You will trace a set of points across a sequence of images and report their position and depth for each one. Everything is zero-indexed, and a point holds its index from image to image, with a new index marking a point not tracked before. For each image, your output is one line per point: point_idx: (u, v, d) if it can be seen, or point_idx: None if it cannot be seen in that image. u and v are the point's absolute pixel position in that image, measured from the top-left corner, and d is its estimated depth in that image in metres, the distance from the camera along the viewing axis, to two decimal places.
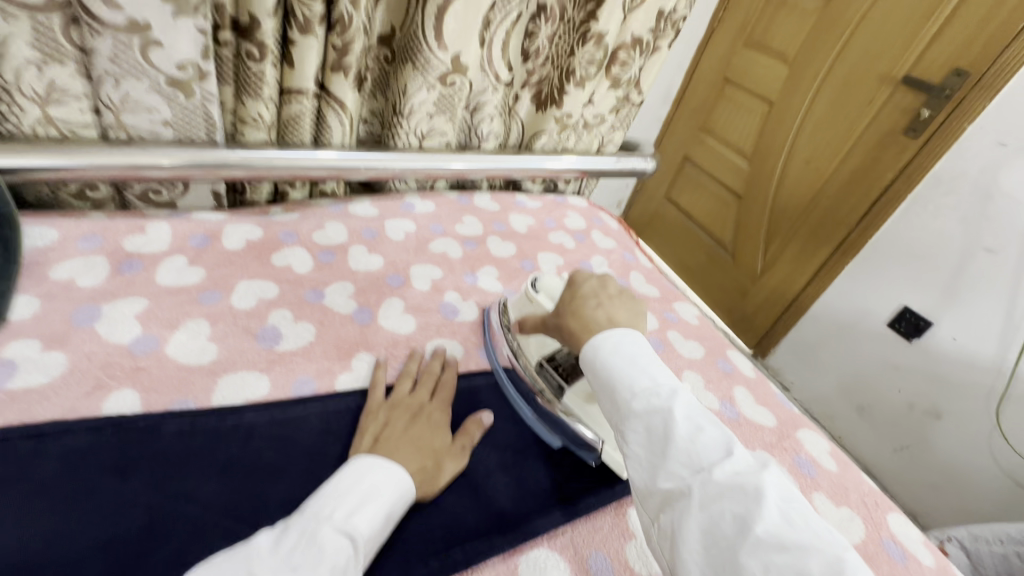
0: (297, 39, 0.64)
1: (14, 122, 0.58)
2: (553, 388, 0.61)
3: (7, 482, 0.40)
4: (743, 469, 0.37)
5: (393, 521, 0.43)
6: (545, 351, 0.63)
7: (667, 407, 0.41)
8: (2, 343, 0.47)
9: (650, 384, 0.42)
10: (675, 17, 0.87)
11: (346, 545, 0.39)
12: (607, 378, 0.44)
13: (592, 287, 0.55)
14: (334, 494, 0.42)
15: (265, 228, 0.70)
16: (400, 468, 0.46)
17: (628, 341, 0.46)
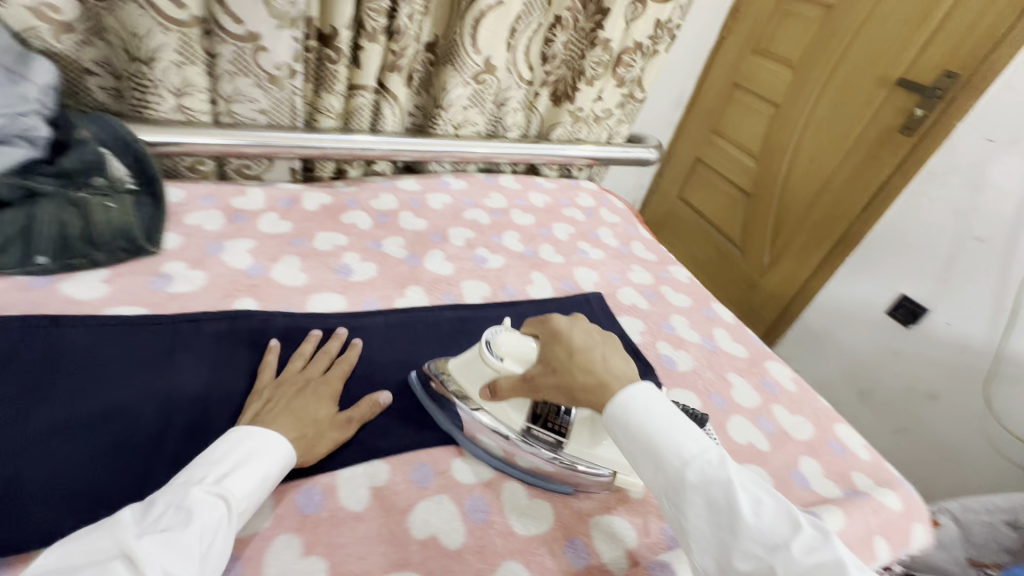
0: (364, 45, 0.82)
1: (155, 109, 0.76)
2: (548, 446, 0.54)
3: (177, 347, 0.57)
4: (815, 541, 0.38)
5: (270, 487, 0.45)
6: (524, 414, 0.55)
7: (724, 476, 0.41)
8: (162, 263, 0.65)
9: (698, 449, 0.42)
10: (671, 26, 1.02)
11: (221, 506, 0.40)
12: (650, 446, 0.44)
13: (582, 339, 0.52)
14: (207, 464, 0.43)
15: (334, 197, 0.87)
16: (274, 433, 0.48)
17: (657, 403, 0.46)
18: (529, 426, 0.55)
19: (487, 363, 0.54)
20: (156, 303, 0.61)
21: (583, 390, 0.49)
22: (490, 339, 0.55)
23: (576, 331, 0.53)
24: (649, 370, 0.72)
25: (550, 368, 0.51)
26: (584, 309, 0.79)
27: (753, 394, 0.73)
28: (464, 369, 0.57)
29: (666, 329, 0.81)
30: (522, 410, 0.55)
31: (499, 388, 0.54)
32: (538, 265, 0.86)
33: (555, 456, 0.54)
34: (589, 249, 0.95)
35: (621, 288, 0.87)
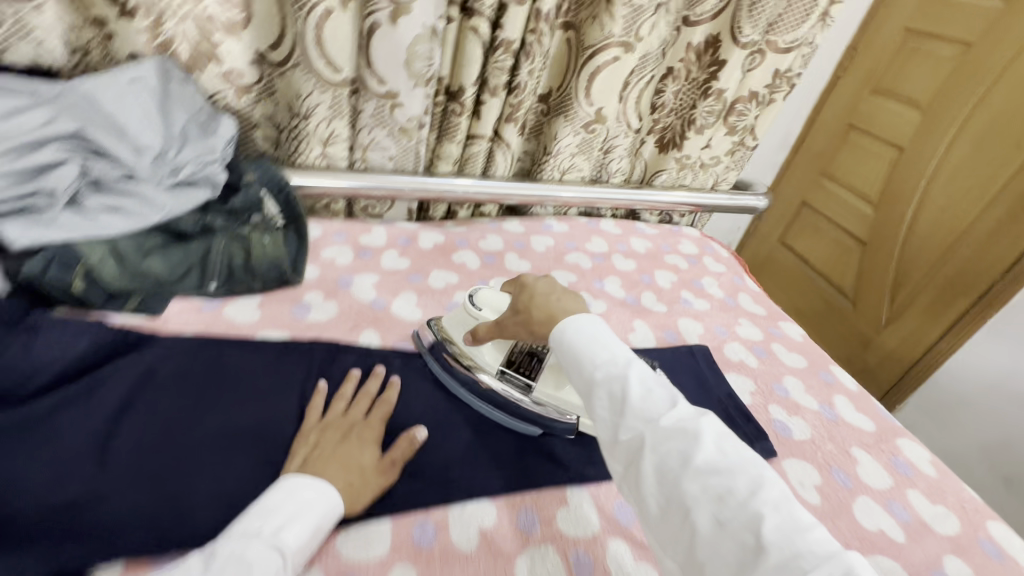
0: (485, 100, 0.88)
1: (305, 156, 0.87)
2: (518, 388, 0.64)
3: (314, 370, 0.63)
4: (685, 417, 0.42)
5: (319, 539, 0.46)
6: (500, 358, 0.65)
7: (624, 373, 0.46)
8: (304, 292, 0.74)
9: (609, 356, 0.47)
10: (790, 75, 0.98)
11: (278, 558, 0.41)
12: (571, 355, 0.49)
13: (547, 288, 0.59)
14: (264, 511, 0.44)
15: (445, 236, 0.93)
16: (324, 483, 0.48)
17: (584, 321, 0.51)
18: (503, 370, 0.64)
19: (469, 313, 0.66)
20: (298, 329, 0.68)
21: (540, 326, 0.56)
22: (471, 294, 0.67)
23: (540, 282, 0.60)
24: (762, 435, 0.67)
25: (515, 310, 0.59)
26: (688, 362, 0.77)
27: (883, 475, 0.66)
28: (449, 322, 0.68)
29: (779, 392, 0.76)
30: (497, 357, 0.65)
31: (479, 334, 0.63)
32: (641, 313, 0.86)
33: (525, 399, 0.63)
34: (692, 299, 0.92)
35: (727, 343, 0.84)
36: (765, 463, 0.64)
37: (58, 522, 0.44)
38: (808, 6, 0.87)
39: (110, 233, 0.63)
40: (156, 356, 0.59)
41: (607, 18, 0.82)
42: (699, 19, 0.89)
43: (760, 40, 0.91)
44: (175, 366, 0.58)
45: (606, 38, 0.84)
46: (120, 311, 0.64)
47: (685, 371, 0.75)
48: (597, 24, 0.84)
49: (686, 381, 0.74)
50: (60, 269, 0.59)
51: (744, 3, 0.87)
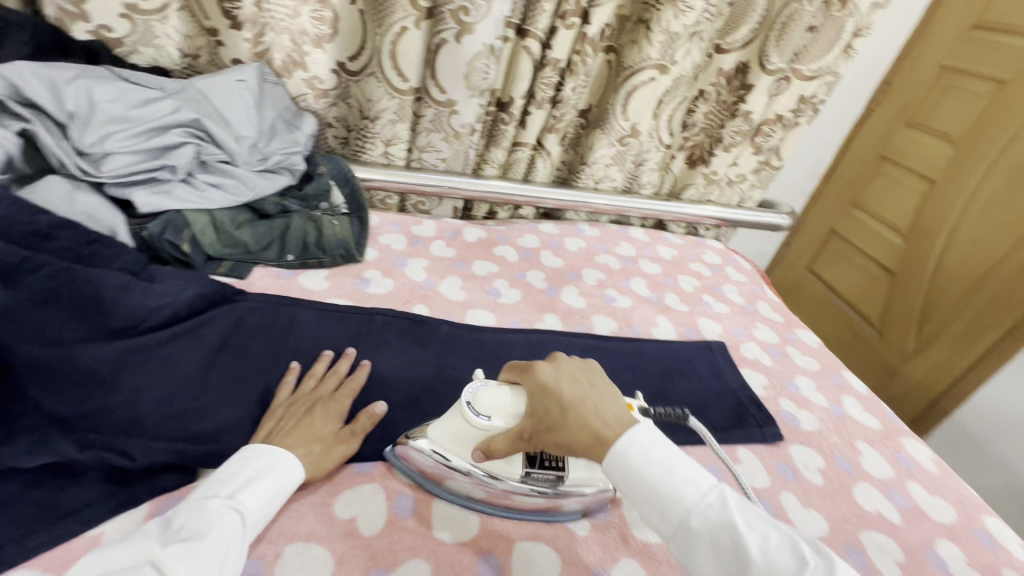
0: (532, 111, 0.98)
1: (369, 153, 0.98)
2: (551, 483, 0.55)
3: (372, 332, 0.72)
4: (818, 570, 0.37)
5: (282, 498, 0.49)
6: (519, 462, 0.54)
7: (724, 516, 0.40)
8: (364, 269, 0.84)
9: (699, 494, 0.41)
10: (815, 101, 1.05)
11: (236, 518, 0.45)
12: (651, 494, 0.42)
13: (574, 390, 0.48)
14: (223, 478, 0.48)
15: (487, 232, 1.02)
16: (280, 450, 0.52)
17: (652, 443, 0.44)
18: (527, 470, 0.54)
19: (475, 424, 0.52)
20: (358, 298, 0.78)
21: (582, 447, 0.46)
22: (468, 397, 0.54)
23: (565, 383, 0.49)
24: (770, 421, 0.73)
25: (546, 426, 0.48)
26: (706, 355, 0.83)
27: (885, 467, 0.71)
28: (447, 434, 0.55)
29: (790, 388, 0.81)
30: (515, 461, 0.54)
31: (494, 450, 0.51)
32: (663, 310, 0.93)
33: (561, 489, 0.55)
34: (713, 302, 0.99)
35: (744, 342, 0.90)
36: (772, 446, 0.70)
37: (172, 428, 0.55)
38: (833, 38, 0.95)
39: (212, 206, 0.75)
40: (245, 309, 0.69)
41: (646, 43, 0.91)
42: (730, 48, 0.97)
43: (786, 67, 0.99)
44: (259, 318, 0.69)
45: (644, 61, 0.93)
46: (213, 272, 0.74)
47: (702, 363, 0.82)
48: (637, 48, 0.93)
49: (702, 371, 0.80)
50: (173, 233, 0.71)
51: (772, 35, 0.96)
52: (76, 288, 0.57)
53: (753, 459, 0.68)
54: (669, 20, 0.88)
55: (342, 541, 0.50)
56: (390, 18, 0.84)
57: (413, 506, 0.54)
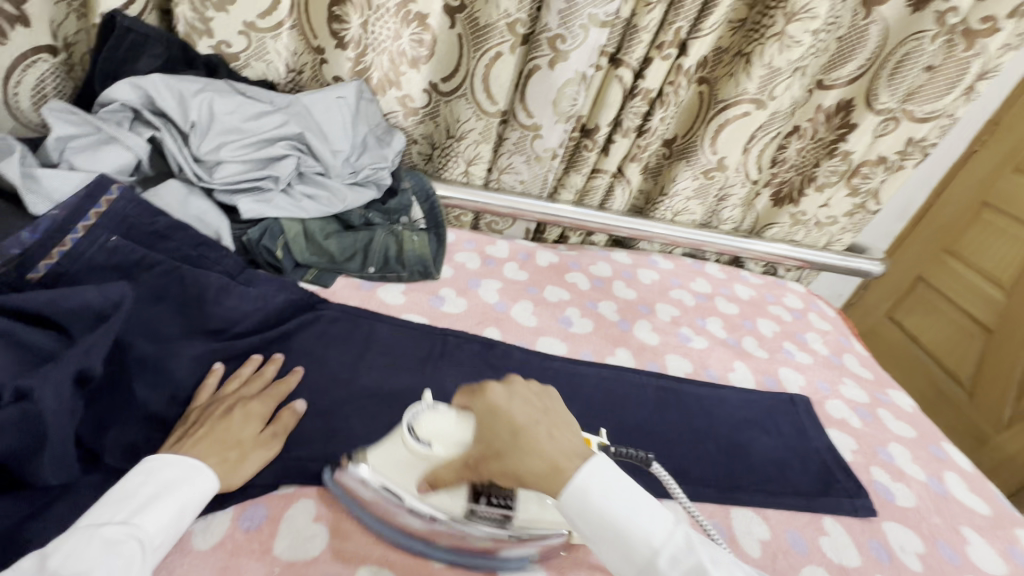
0: (616, 139, 0.96)
1: (449, 172, 1.00)
2: (496, 524, 0.51)
3: (444, 353, 0.73)
4: None
5: (188, 515, 0.45)
6: (462, 497, 0.50)
7: (688, 552, 0.39)
8: (440, 287, 0.84)
9: (665, 533, 0.39)
10: (925, 144, 0.97)
11: (133, 544, 0.40)
12: (614, 537, 0.40)
13: (527, 413, 0.45)
14: (116, 500, 0.42)
15: (559, 257, 1.00)
16: (190, 460, 0.47)
17: (613, 481, 0.41)
18: (472, 508, 0.50)
19: (415, 451, 0.49)
20: (433, 316, 0.79)
21: (538, 480, 0.42)
22: (410, 422, 0.50)
23: (514, 404, 0.45)
24: (862, 492, 0.67)
25: (497, 454, 0.44)
26: (788, 410, 0.78)
27: (997, 561, 0.64)
28: (383, 458, 0.51)
29: (882, 455, 0.75)
30: (459, 495, 0.50)
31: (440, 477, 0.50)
32: (741, 355, 0.88)
33: (507, 532, 0.51)
34: (796, 351, 0.92)
35: (829, 400, 0.83)
36: (864, 521, 0.64)
37: None
38: (952, 79, 0.88)
39: (305, 216, 0.79)
40: (328, 319, 0.70)
41: (744, 77, 0.88)
42: (834, 84, 0.92)
43: (896, 107, 0.93)
44: (340, 330, 0.70)
45: (739, 94, 0.90)
46: (301, 279, 0.77)
47: (785, 419, 0.76)
48: (733, 81, 0.90)
49: (784, 426, 0.75)
50: (269, 239, 0.75)
51: (883, 72, 0.90)
52: (183, 288, 0.63)
53: (840, 530, 0.63)
54: (773, 54, 0.84)
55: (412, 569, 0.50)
56: (487, 44, 0.86)
57: None
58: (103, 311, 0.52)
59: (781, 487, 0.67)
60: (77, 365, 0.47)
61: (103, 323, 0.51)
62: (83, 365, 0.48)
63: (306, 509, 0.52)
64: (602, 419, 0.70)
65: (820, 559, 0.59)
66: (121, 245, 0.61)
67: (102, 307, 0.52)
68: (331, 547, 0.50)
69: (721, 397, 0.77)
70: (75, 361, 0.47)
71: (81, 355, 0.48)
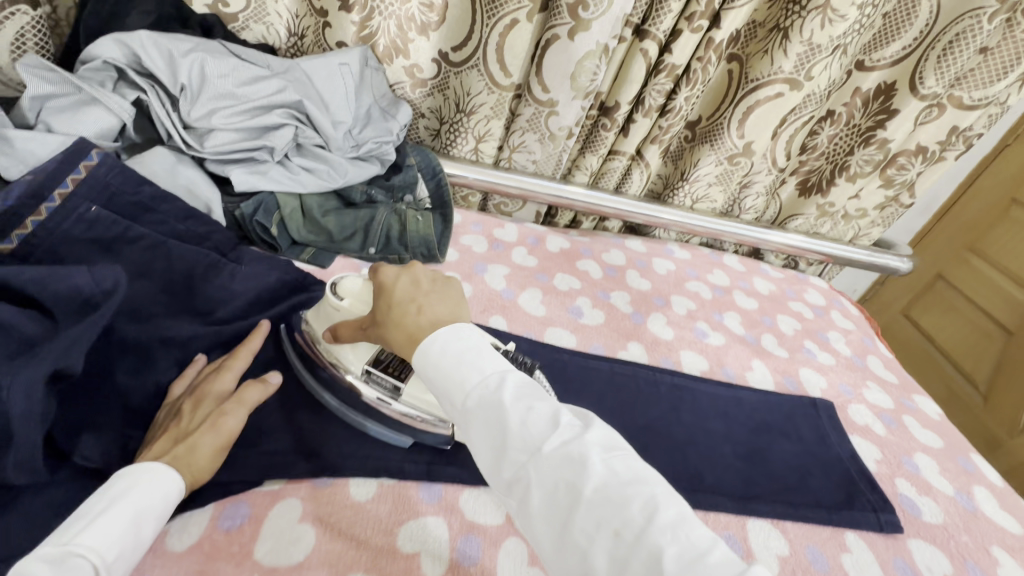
0: (637, 119, 0.90)
1: (457, 149, 0.94)
2: (387, 391, 0.54)
3: None
4: (570, 437, 0.35)
5: (151, 524, 0.40)
6: (365, 358, 0.55)
7: (496, 396, 0.37)
8: (443, 271, 0.80)
9: (478, 376, 0.38)
10: (970, 134, 0.90)
11: (85, 563, 0.35)
12: (440, 381, 0.39)
13: (404, 290, 0.46)
14: (63, 528, 0.37)
15: (570, 243, 0.95)
16: (150, 466, 0.42)
17: (452, 333, 0.40)
18: (370, 370, 0.55)
19: (330, 305, 0.54)
20: None
21: (398, 347, 0.44)
22: (332, 283, 0.55)
23: (401, 279, 0.47)
24: (888, 506, 0.63)
25: (374, 323, 0.47)
26: (809, 414, 0.73)
27: None
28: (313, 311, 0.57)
29: (908, 466, 0.70)
30: (363, 354, 0.55)
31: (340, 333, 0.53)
32: (759, 353, 0.83)
33: (396, 403, 0.54)
34: (817, 351, 0.87)
35: (852, 404, 0.79)
36: (888, 537, 0.60)
37: None
38: (1007, 64, 0.81)
39: (303, 190, 0.74)
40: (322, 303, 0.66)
41: (779, 54, 0.81)
42: (875, 65, 0.85)
43: (942, 92, 0.86)
44: None
45: (774, 73, 0.83)
46: (297, 258, 0.73)
47: (805, 423, 0.72)
48: (768, 58, 0.83)
49: (805, 433, 0.70)
50: (264, 214, 0.70)
51: (932, 54, 0.83)
52: (171, 264, 0.59)
53: (865, 549, 0.59)
54: (813, 29, 0.78)
55: None
56: (502, 10, 0.79)
57: (479, 552, 0.50)
58: (92, 299, 0.47)
59: (802, 498, 0.62)
60: (57, 363, 0.43)
61: (92, 313, 0.47)
62: (63, 362, 0.43)
63: (290, 510, 0.49)
64: (611, 418, 0.65)
65: None
66: (102, 216, 0.56)
67: (92, 294, 0.47)
68: (316, 551, 0.46)
69: (740, 398, 0.72)
70: (54, 357, 0.43)
71: (62, 352, 0.43)
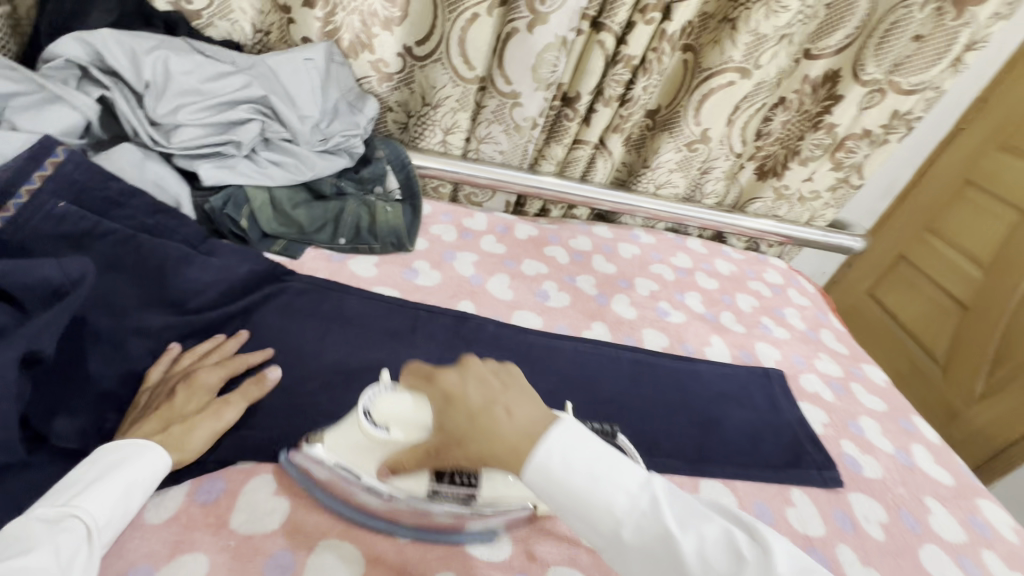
0: (598, 108, 0.93)
1: (425, 141, 0.96)
2: (460, 501, 0.49)
3: (416, 327, 0.71)
4: (749, 556, 0.35)
5: (140, 495, 0.43)
6: (425, 477, 0.49)
7: (659, 522, 0.37)
8: (413, 259, 0.82)
9: (626, 500, 0.38)
10: (910, 118, 0.96)
11: (74, 527, 0.38)
12: (579, 509, 0.38)
13: (480, 396, 0.42)
14: (58, 488, 0.40)
15: (539, 230, 0.98)
16: (143, 440, 0.45)
17: (575, 448, 0.39)
18: (434, 488, 0.49)
19: (373, 438, 0.48)
20: (405, 288, 0.77)
21: (489, 458, 0.40)
22: (365, 406, 0.49)
23: (471, 386, 0.43)
24: (830, 464, 0.68)
25: (452, 436, 0.43)
26: (762, 383, 0.78)
27: (957, 529, 0.64)
28: (346, 443, 0.49)
29: (853, 428, 0.75)
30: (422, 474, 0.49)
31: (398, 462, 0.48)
32: (718, 329, 0.87)
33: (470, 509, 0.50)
34: (773, 326, 0.92)
35: (803, 373, 0.84)
36: (830, 492, 0.65)
37: None
38: (941, 49, 0.86)
39: (272, 183, 0.75)
40: (293, 292, 0.69)
41: (729, 44, 0.85)
42: (821, 53, 0.90)
43: (882, 78, 0.91)
44: (306, 302, 0.68)
45: (724, 62, 0.87)
46: (268, 250, 0.75)
47: (758, 392, 0.76)
48: (718, 48, 0.87)
49: (758, 400, 0.75)
50: (233, 208, 0.72)
51: (871, 42, 0.88)
52: (141, 258, 0.60)
53: (808, 502, 0.63)
54: (759, 20, 0.82)
55: (374, 545, 0.49)
56: (463, 4, 0.81)
57: None
58: (61, 288, 0.49)
59: (752, 460, 0.67)
60: (27, 346, 0.45)
61: (59, 302, 0.48)
62: (33, 345, 0.45)
63: (264, 484, 0.51)
64: (574, 394, 0.69)
65: (784, 529, 0.60)
66: (70, 212, 0.58)
67: (61, 284, 0.49)
68: (289, 521, 0.49)
69: (698, 370, 0.77)
70: (25, 343, 0.45)
71: (32, 336, 0.45)
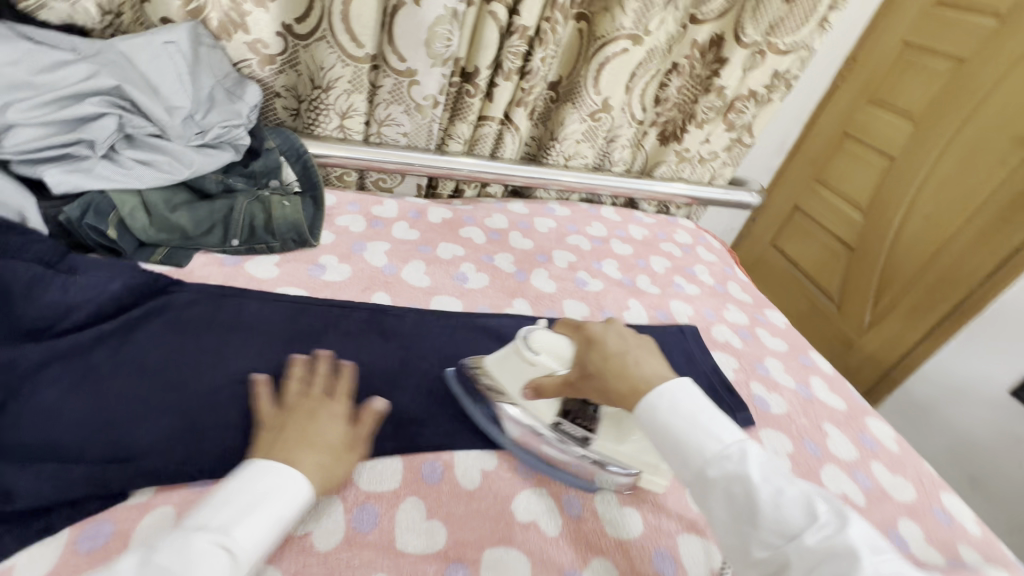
0: (498, 83, 0.92)
1: (321, 127, 0.90)
2: (578, 441, 0.59)
3: (329, 326, 0.67)
4: (830, 530, 0.39)
5: (283, 525, 0.43)
6: (555, 409, 0.60)
7: (743, 471, 0.43)
8: (319, 254, 0.77)
9: (719, 447, 0.45)
10: (789, 77, 1.03)
11: (224, 560, 0.39)
12: (675, 447, 0.46)
13: (615, 343, 0.56)
14: (218, 504, 0.42)
15: (453, 212, 0.96)
16: (292, 471, 0.45)
17: (683, 396, 0.48)
18: (559, 421, 0.59)
19: (523, 358, 0.58)
20: (312, 286, 0.72)
21: (620, 396, 0.52)
22: (524, 336, 0.59)
23: (610, 336, 0.57)
24: (742, 406, 0.73)
25: (587, 374, 0.55)
26: (677, 338, 0.82)
27: (850, 448, 0.72)
28: (503, 366, 0.61)
29: (760, 370, 0.81)
30: (554, 407, 0.60)
31: (541, 386, 0.57)
32: (635, 293, 0.90)
33: (580, 451, 0.58)
34: (684, 283, 0.97)
35: (714, 325, 0.89)
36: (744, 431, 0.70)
37: (99, 441, 0.49)
38: (807, 11, 0.93)
39: (142, 186, 0.68)
40: (183, 304, 0.62)
41: (619, 12, 0.86)
42: (705, 18, 0.94)
43: (761, 40, 0.96)
44: (198, 312, 0.63)
45: (617, 30, 0.88)
46: (146, 261, 0.67)
47: (674, 348, 0.80)
48: (609, 16, 0.88)
49: (674, 355, 0.79)
50: (95, 217, 0.63)
51: (749, 4, 0.93)
52: None
53: None
54: None
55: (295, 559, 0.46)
56: None
57: (376, 518, 0.51)
58: None
59: None
60: None
61: None
62: None
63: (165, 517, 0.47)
64: None
65: None
66: None
67: None
68: None
69: None
70: None
71: None
